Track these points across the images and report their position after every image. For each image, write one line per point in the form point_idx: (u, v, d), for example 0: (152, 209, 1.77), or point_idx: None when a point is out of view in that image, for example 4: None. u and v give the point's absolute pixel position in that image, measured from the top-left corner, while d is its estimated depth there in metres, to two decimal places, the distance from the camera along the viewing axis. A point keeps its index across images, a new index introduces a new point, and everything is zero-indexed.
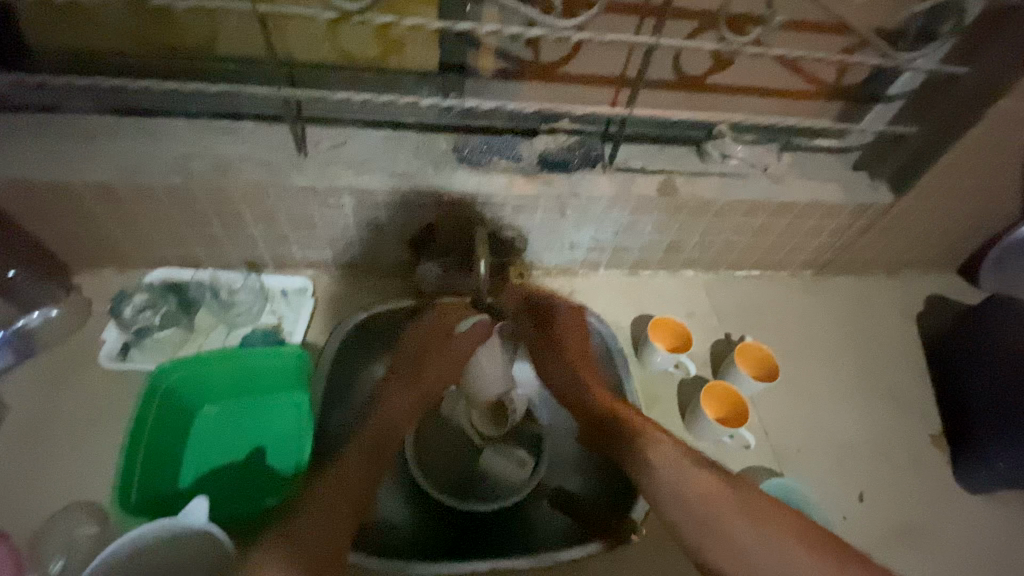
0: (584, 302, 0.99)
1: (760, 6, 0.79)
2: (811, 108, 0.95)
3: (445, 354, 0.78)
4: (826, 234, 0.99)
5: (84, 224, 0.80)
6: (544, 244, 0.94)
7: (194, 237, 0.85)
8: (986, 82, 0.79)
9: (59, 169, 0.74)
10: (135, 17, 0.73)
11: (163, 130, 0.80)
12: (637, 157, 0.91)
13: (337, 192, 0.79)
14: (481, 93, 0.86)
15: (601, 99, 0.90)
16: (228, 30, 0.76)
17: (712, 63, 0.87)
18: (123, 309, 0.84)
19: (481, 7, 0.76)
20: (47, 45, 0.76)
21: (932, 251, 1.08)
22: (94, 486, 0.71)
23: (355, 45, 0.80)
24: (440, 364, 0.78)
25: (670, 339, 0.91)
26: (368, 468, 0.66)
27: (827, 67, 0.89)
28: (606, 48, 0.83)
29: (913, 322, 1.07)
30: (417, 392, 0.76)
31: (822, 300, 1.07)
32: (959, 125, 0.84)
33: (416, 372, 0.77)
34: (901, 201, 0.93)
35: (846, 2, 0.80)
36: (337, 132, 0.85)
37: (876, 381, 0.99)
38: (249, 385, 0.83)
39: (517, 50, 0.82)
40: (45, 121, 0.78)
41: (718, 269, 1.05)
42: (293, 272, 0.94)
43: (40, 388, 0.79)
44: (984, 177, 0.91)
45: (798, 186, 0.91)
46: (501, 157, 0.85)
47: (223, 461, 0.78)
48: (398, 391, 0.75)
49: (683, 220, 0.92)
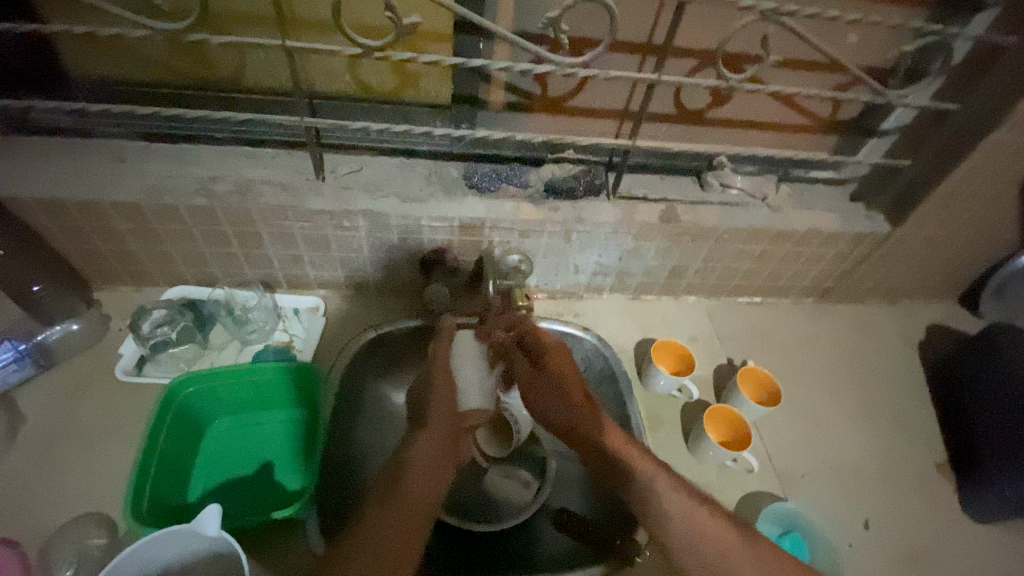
0: (588, 324, 1.01)
1: (756, 46, 0.83)
2: (808, 141, 0.99)
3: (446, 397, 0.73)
4: (826, 262, 1.02)
5: (109, 242, 0.84)
6: (549, 267, 0.96)
7: (213, 256, 0.88)
8: (976, 118, 0.83)
9: (89, 189, 0.78)
10: (170, 50, 0.79)
11: (190, 154, 0.84)
12: (640, 185, 0.94)
13: (352, 214, 0.83)
14: (492, 123, 0.91)
15: (605, 130, 0.94)
16: (255, 64, 0.81)
17: (712, 98, 0.91)
18: (141, 325, 0.86)
19: (492, 45, 0.81)
20: (85, 74, 0.81)
21: (931, 281, 1.10)
22: (104, 498, 0.72)
23: (372, 78, 0.85)
24: (445, 405, 0.72)
25: (672, 362, 0.93)
26: (400, 520, 0.59)
27: (822, 103, 0.93)
28: (610, 84, 0.88)
29: (915, 350, 1.08)
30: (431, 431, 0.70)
31: (824, 326, 1.09)
32: (951, 158, 0.87)
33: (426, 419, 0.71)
34: (898, 231, 0.96)
35: (837, 43, 0.85)
36: (353, 159, 0.89)
37: (880, 408, 0.99)
38: (261, 400, 0.85)
39: (525, 84, 0.87)
40: (78, 144, 0.82)
41: (721, 295, 1.08)
42: (306, 292, 0.97)
43: (56, 399, 0.81)
44: (978, 208, 0.94)
45: (796, 216, 0.94)
46: (509, 184, 0.89)
47: (232, 474, 0.80)
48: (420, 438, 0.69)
49: (685, 246, 0.94)
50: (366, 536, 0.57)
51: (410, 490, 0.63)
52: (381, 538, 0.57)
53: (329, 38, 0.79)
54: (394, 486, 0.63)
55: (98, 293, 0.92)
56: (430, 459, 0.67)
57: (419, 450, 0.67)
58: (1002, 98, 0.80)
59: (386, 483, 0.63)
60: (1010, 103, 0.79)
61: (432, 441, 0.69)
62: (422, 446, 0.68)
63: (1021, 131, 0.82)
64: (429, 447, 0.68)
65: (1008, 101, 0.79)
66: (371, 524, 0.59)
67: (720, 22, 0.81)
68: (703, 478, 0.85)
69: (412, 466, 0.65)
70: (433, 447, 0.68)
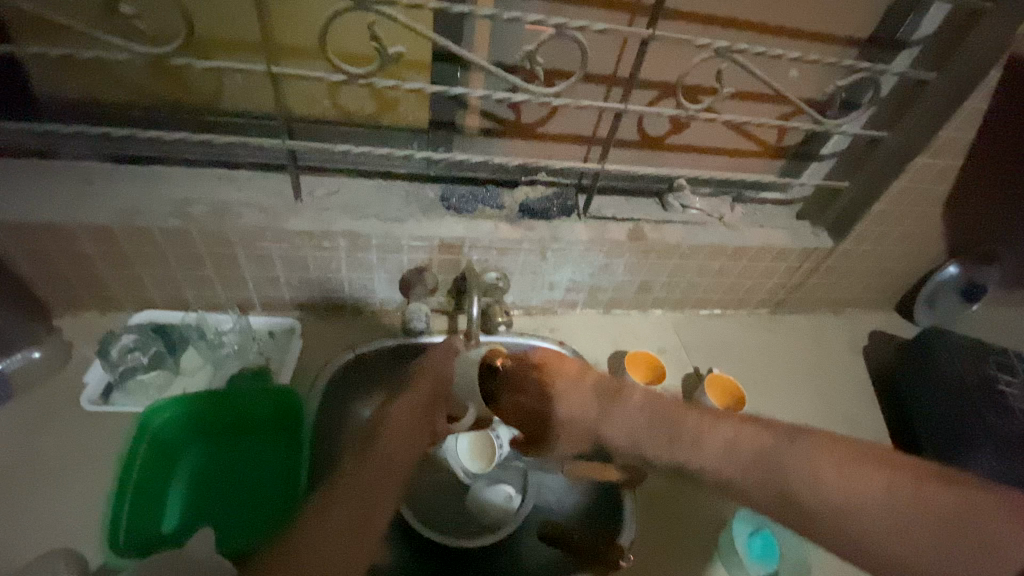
0: (563, 338, 1.05)
1: (711, 80, 0.91)
2: (759, 165, 1.07)
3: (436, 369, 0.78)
4: (778, 275, 1.10)
5: (75, 265, 0.81)
6: (525, 284, 1.00)
7: (186, 278, 0.86)
8: (906, 145, 0.93)
9: (57, 211, 0.75)
10: (146, 74, 0.79)
11: (162, 177, 0.84)
12: (609, 207, 1.00)
13: (332, 235, 0.84)
14: (468, 147, 0.95)
15: (575, 154, 1.00)
16: (234, 87, 0.82)
17: (671, 127, 0.98)
18: (111, 350, 0.84)
19: (470, 73, 0.85)
20: (51, 95, 0.79)
21: (871, 291, 1.20)
22: (75, 533, 0.70)
23: (352, 103, 0.87)
24: (428, 372, 0.77)
25: (645, 372, 0.97)
26: (376, 477, 0.62)
27: (770, 131, 1.02)
28: (579, 114, 0.94)
29: (859, 354, 1.18)
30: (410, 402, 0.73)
31: (778, 334, 1.17)
32: (882, 182, 0.97)
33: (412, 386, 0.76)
34: (841, 246, 1.05)
35: (782, 77, 0.93)
36: (331, 181, 0.91)
37: (833, 411, 1.07)
38: (235, 425, 0.83)
39: (501, 111, 0.91)
40: (43, 167, 0.81)
41: (684, 308, 1.14)
42: (280, 313, 0.96)
43: (15, 434, 0.77)
44: (909, 225, 1.05)
45: (751, 233, 1.02)
46: (485, 205, 0.93)
47: (212, 501, 0.78)
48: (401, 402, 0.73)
49: (651, 263, 1.00)
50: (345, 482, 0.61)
51: (388, 445, 0.67)
52: (353, 494, 0.60)
53: (311, 64, 0.81)
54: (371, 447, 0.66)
55: (58, 320, 0.88)
56: (407, 426, 0.70)
57: (397, 415, 0.71)
58: (927, 127, 0.90)
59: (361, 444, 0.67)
60: (934, 132, 0.89)
61: (410, 408, 0.72)
62: (400, 408, 0.72)
63: (943, 155, 0.92)
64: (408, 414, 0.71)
65: (932, 130, 0.90)
66: (344, 480, 0.61)
67: (681, 56, 0.88)
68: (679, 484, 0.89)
69: (393, 425, 0.70)
70: (412, 412, 0.72)
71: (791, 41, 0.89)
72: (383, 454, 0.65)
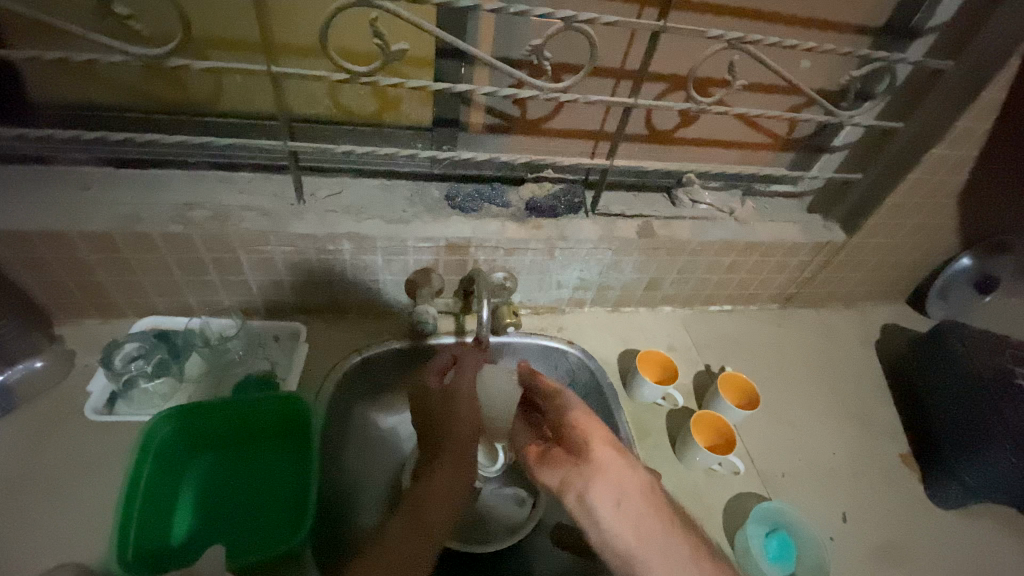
0: (571, 337, 1.03)
1: (722, 72, 0.89)
2: (769, 158, 1.05)
3: (470, 420, 0.75)
4: (790, 269, 1.08)
5: (75, 273, 0.80)
6: (532, 283, 0.98)
7: (188, 284, 0.85)
8: (920, 136, 0.91)
9: (56, 219, 0.74)
10: (142, 75, 0.77)
11: (162, 181, 0.82)
12: (617, 203, 0.98)
13: (336, 238, 0.82)
14: (472, 144, 0.93)
15: (582, 150, 0.98)
16: (232, 88, 0.80)
17: (680, 120, 0.96)
18: (113, 360, 0.82)
19: (474, 69, 0.83)
20: (46, 100, 0.77)
21: (883, 285, 1.18)
22: (84, 546, 0.69)
23: (354, 101, 0.85)
24: (467, 422, 0.74)
25: (656, 371, 0.96)
26: (424, 539, 0.57)
27: (780, 123, 0.99)
28: (585, 110, 0.92)
29: (872, 348, 1.16)
30: (455, 459, 0.68)
31: (790, 330, 1.15)
32: (897, 174, 0.95)
33: (450, 441, 0.72)
34: (853, 239, 1.03)
35: (795, 68, 0.91)
36: (333, 182, 0.89)
37: (847, 406, 1.06)
38: (242, 434, 0.82)
39: (505, 107, 0.89)
40: (42, 173, 0.79)
41: (694, 304, 1.12)
42: (283, 317, 0.94)
43: (20, 445, 0.76)
44: (922, 217, 1.03)
45: (761, 228, 1.00)
46: (491, 204, 0.91)
47: (220, 513, 0.77)
48: (443, 462, 0.68)
49: (660, 260, 0.98)
50: (395, 542, 0.57)
51: (437, 506, 0.62)
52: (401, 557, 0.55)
53: (312, 64, 0.79)
54: (418, 511, 0.61)
55: (60, 328, 0.87)
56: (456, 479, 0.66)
57: (443, 475, 0.65)
58: (945, 116, 0.87)
59: (411, 503, 0.62)
60: (952, 122, 0.87)
61: (456, 460, 0.68)
62: (448, 464, 0.67)
63: (959, 145, 0.90)
64: (457, 469, 0.67)
65: (950, 119, 0.87)
66: (392, 543, 0.56)
67: (692, 49, 0.86)
68: (691, 483, 0.88)
69: (440, 478, 0.65)
70: (459, 467, 0.67)
71: (803, 31, 0.87)
72: (428, 520, 0.60)
